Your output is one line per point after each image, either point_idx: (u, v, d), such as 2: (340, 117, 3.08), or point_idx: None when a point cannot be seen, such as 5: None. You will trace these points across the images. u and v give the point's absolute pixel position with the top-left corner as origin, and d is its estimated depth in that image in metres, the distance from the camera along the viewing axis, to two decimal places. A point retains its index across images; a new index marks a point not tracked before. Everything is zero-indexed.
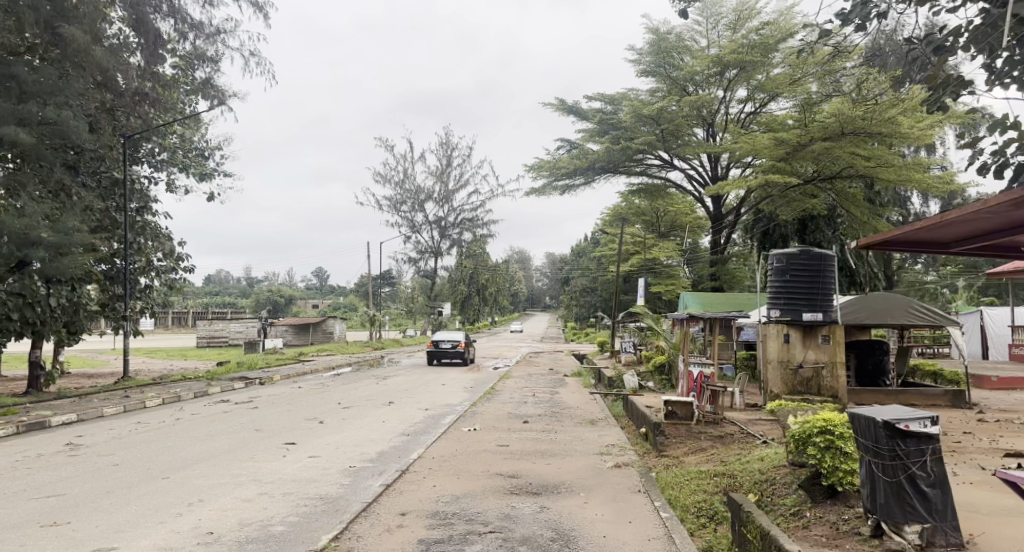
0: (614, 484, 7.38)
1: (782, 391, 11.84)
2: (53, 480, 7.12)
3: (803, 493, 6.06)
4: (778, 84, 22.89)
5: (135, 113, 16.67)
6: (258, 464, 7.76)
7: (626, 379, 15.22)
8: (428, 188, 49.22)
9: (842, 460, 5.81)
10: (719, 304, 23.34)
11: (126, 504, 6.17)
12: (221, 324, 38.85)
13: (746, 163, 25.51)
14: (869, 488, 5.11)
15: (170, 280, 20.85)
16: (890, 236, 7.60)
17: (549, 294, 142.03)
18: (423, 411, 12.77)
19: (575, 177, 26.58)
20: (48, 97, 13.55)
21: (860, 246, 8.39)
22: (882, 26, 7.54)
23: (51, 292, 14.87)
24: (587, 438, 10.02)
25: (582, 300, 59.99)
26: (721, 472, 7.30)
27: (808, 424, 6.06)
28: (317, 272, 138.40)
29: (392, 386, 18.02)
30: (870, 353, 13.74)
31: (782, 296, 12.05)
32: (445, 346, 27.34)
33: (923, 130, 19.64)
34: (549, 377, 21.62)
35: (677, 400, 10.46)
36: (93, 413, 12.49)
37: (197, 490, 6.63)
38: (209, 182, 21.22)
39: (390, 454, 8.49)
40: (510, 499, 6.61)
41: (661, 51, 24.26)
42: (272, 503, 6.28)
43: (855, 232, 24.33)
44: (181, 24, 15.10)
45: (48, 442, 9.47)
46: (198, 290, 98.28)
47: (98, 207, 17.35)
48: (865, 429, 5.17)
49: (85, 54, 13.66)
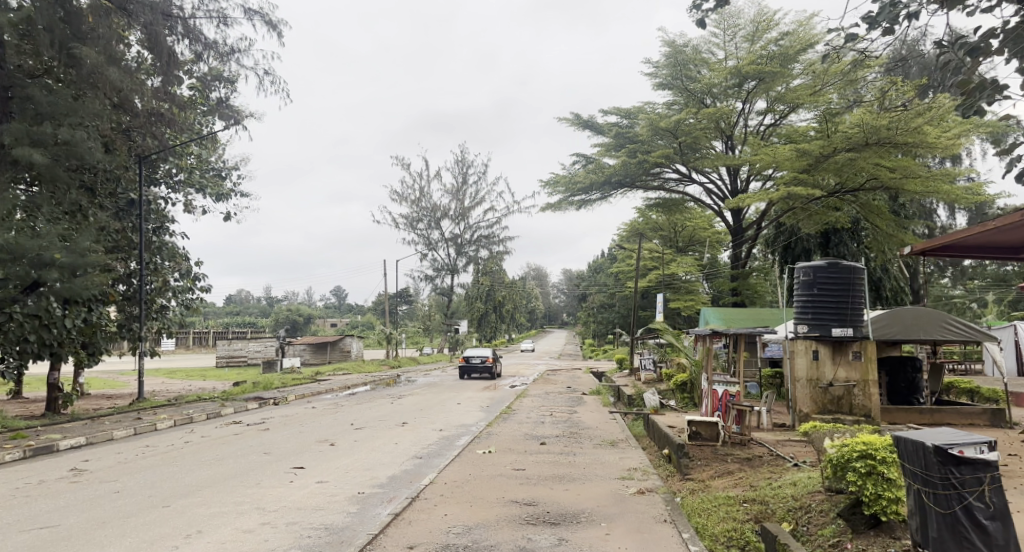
0: (638, 512, 6.94)
1: (811, 410, 11.34)
2: (53, 509, 6.85)
3: (842, 522, 5.63)
4: (799, 94, 22.56)
5: (150, 133, 16.67)
6: (262, 491, 7.44)
7: (648, 398, 14.79)
8: (444, 206, 49.09)
9: (886, 487, 5.38)
10: (741, 320, 22.82)
11: (122, 537, 5.85)
12: (239, 343, 38.79)
13: (767, 176, 25.02)
14: (920, 520, 4.68)
15: (187, 300, 20.69)
16: (951, 241, 7.34)
17: (566, 311, 141.43)
18: (437, 432, 12.40)
19: (591, 193, 26.27)
20: (63, 118, 13.38)
21: (920, 250, 8.02)
22: (913, 31, 7.10)
23: (67, 312, 14.54)
24: (607, 461, 9.58)
25: (599, 316, 59.40)
26: (751, 499, 6.86)
27: (846, 448, 5.67)
28: (335, 291, 139.14)
29: (406, 406, 17.65)
30: (902, 370, 13.24)
31: (809, 310, 11.63)
32: (475, 361, 29.00)
33: (951, 139, 19.17)
34: (567, 396, 21.18)
35: (701, 420, 10.11)
36: (103, 436, 12.25)
37: (197, 520, 6.32)
38: (226, 202, 21.12)
39: (400, 479, 8.12)
40: (526, 530, 6.21)
41: (679, 63, 23.95)
42: (274, 534, 5.93)
43: (881, 244, 23.84)
44: (196, 45, 15.01)
45: (51, 467, 9.21)
46: (216, 310, 98.94)
47: (112, 228, 17.19)
48: (913, 455, 4.76)
49: (100, 75, 13.46)
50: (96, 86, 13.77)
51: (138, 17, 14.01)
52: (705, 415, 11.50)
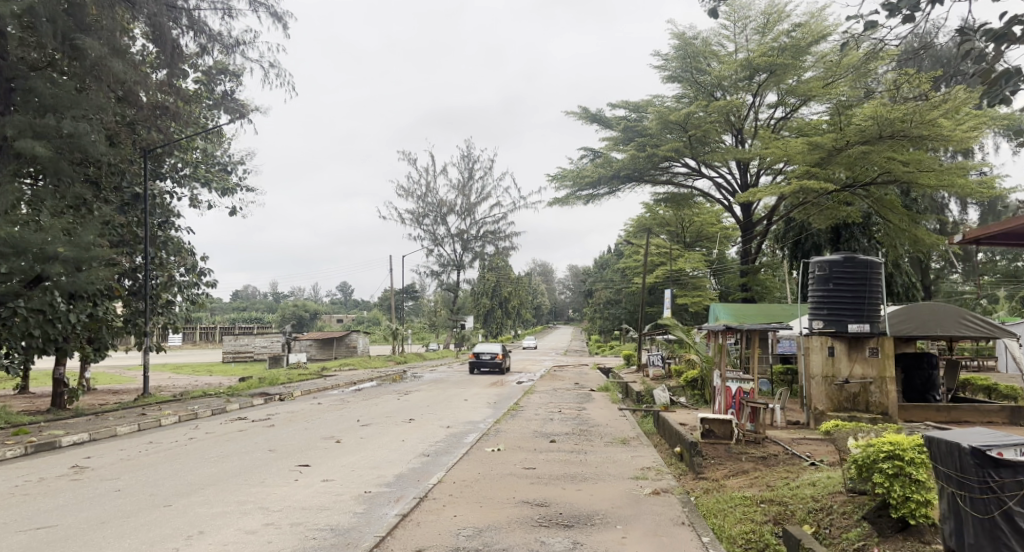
0: (653, 514, 6.74)
1: (826, 407, 11.09)
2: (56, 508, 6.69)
3: (868, 526, 5.41)
4: (811, 87, 22.27)
5: (155, 127, 16.48)
6: (266, 490, 7.26)
7: (657, 395, 14.56)
8: (450, 202, 48.92)
9: (914, 489, 5.16)
10: (752, 316, 22.57)
11: (121, 537, 5.67)
12: (245, 339, 38.71)
13: (777, 170, 24.75)
14: (956, 525, 4.46)
15: (193, 295, 20.53)
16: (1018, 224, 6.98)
17: (571, 307, 141.34)
18: (445, 429, 12.20)
19: (599, 187, 25.95)
20: (67, 110, 13.17)
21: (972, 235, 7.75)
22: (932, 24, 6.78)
23: (72, 307, 14.46)
24: (619, 460, 9.38)
25: (605, 311, 59.15)
26: (769, 499, 6.64)
27: (872, 449, 5.44)
28: (341, 287, 139.42)
29: (413, 402, 17.47)
30: (918, 367, 12.97)
31: (825, 306, 11.37)
32: (485, 357, 28.91)
33: (966, 133, 18.80)
34: (575, 392, 20.98)
35: (714, 417, 9.90)
36: (106, 432, 12.08)
37: (198, 521, 6.12)
38: (232, 197, 20.94)
39: (407, 478, 7.92)
40: (539, 533, 6.00)
41: (688, 56, 23.57)
42: (278, 535, 5.73)
43: (892, 239, 23.59)
44: (199, 36, 14.80)
45: (52, 464, 9.04)
46: (222, 305, 99.03)
47: (116, 222, 17.01)
48: (947, 457, 4.53)
49: (105, 68, 13.26)
50: (100, 79, 13.51)
51: (142, 9, 13.77)
52: (717, 412, 11.22)
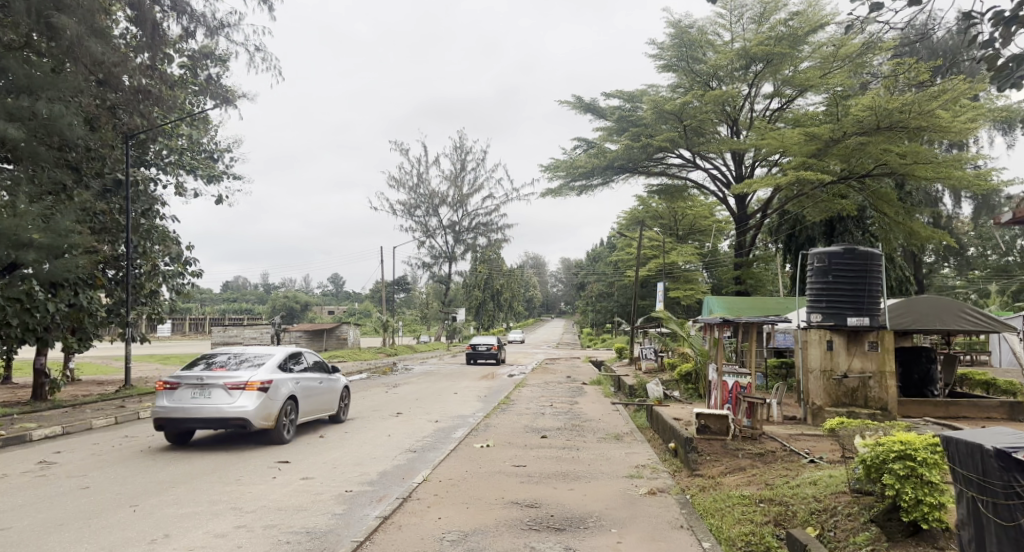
0: (649, 516, 6.42)
1: (825, 403, 10.77)
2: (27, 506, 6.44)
3: (876, 528, 5.11)
4: (809, 77, 22.05)
5: (137, 113, 15.74)
6: (243, 488, 6.91)
7: (651, 388, 14.32)
8: (442, 193, 48.42)
9: (927, 492, 4.86)
10: (743, 308, 22.30)
11: (80, 541, 5.30)
12: (233, 330, 38.09)
13: (772, 162, 24.54)
14: (978, 532, 4.15)
15: (177, 286, 20.04)
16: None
17: (564, 300, 141.50)
18: (434, 423, 11.90)
19: (593, 177, 25.54)
20: (41, 91, 12.44)
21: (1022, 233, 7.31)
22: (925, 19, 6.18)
23: (49, 297, 14.12)
24: (612, 457, 9.08)
25: (598, 304, 59.02)
26: (768, 498, 6.32)
27: (881, 448, 5.12)
28: (332, 279, 138.94)
29: (403, 395, 17.12)
30: (916, 362, 12.71)
31: (824, 298, 11.09)
32: (477, 349, 28.54)
33: (964, 124, 18.44)
34: (567, 386, 20.70)
35: (710, 413, 9.53)
36: (81, 426, 11.64)
37: (167, 522, 5.78)
38: (217, 184, 20.49)
39: (391, 476, 7.57)
40: (528, 537, 5.67)
41: (684, 44, 23.04)
42: (249, 539, 5.36)
43: (886, 231, 23.37)
44: (183, 18, 14.29)
45: (22, 460, 8.64)
46: (212, 298, 97.92)
47: (97, 208, 16.45)
48: (967, 458, 4.22)
49: (80, 47, 12.57)
50: (77, 59, 12.90)
51: None
52: (713, 407, 10.87)
